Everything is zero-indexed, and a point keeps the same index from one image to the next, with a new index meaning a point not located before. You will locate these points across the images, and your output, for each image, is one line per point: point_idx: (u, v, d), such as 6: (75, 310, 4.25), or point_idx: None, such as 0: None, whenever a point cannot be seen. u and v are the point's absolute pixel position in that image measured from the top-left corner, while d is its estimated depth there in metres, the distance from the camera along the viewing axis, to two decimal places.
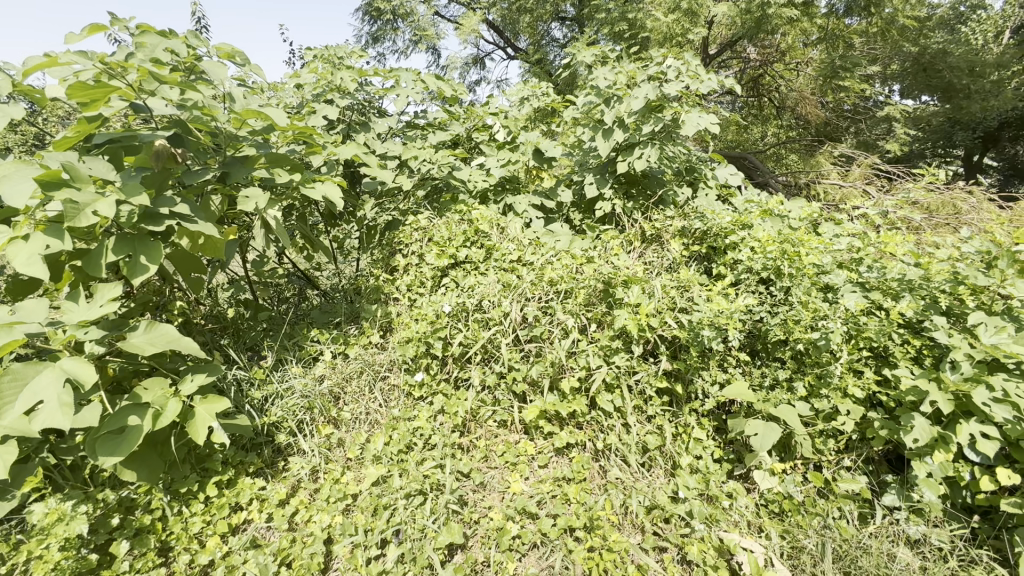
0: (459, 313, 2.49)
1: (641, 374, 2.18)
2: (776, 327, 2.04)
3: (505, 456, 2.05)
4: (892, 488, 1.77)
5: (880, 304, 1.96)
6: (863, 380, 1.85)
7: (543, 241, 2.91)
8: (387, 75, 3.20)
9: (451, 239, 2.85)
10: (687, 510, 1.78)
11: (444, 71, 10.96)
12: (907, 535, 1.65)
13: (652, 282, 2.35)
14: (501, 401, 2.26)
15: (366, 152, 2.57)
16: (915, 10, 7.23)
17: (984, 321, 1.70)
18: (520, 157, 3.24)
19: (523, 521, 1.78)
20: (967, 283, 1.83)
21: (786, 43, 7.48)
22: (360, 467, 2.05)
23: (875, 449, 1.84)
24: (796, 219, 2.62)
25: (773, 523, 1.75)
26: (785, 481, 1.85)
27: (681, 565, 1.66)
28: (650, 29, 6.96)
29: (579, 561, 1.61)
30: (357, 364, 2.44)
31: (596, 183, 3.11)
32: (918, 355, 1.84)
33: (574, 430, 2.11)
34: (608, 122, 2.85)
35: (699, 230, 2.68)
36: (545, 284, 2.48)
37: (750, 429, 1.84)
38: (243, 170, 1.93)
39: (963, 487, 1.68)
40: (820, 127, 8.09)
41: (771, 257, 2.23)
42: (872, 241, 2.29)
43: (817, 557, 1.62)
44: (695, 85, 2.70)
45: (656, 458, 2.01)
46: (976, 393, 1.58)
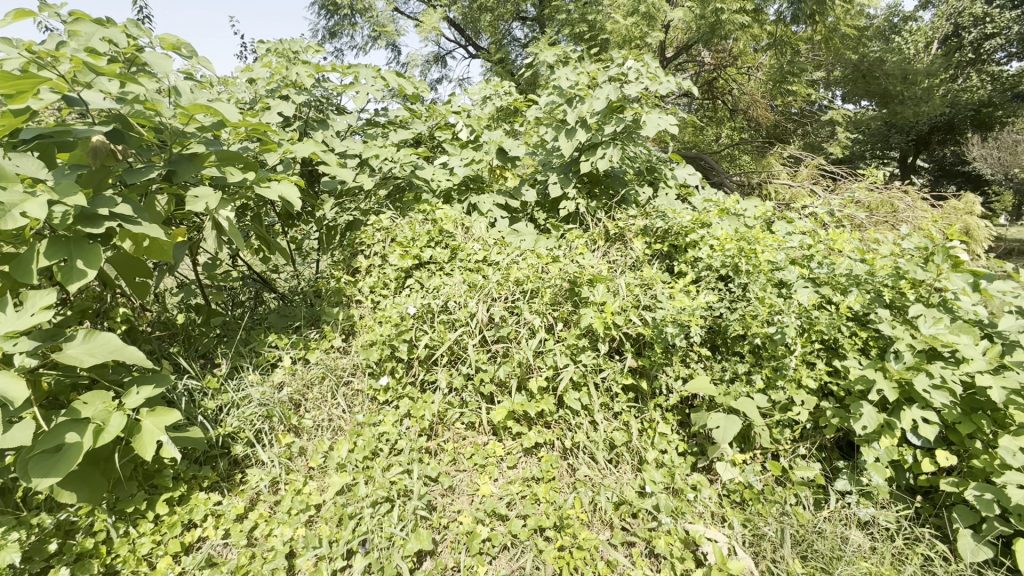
0: (424, 315, 2.45)
1: (607, 372, 2.20)
2: (735, 323, 2.11)
3: (473, 458, 2.03)
4: (844, 474, 1.86)
5: (830, 299, 2.07)
6: (816, 372, 1.94)
7: (508, 241, 2.90)
8: (346, 71, 3.11)
9: (415, 240, 2.80)
10: (654, 504, 1.81)
11: (404, 69, 10.80)
12: (858, 518, 1.74)
13: (616, 280, 2.38)
14: (468, 403, 2.24)
15: (324, 150, 2.49)
16: (854, 20, 7.65)
17: (923, 312, 1.81)
18: (484, 156, 3.22)
19: (493, 524, 1.77)
20: (908, 278, 1.95)
21: (737, 48, 7.77)
22: (323, 477, 1.98)
23: (827, 437, 1.94)
24: (751, 217, 2.72)
25: (735, 513, 1.81)
26: (745, 471, 1.92)
27: (649, 558, 1.69)
28: (610, 31, 7.07)
29: (550, 561, 1.61)
30: (318, 369, 2.36)
31: (560, 182, 3.13)
32: (865, 346, 1.94)
33: (542, 430, 2.11)
34: (570, 123, 2.87)
35: (661, 229, 2.73)
36: (511, 284, 2.47)
37: (712, 422, 1.90)
38: (191, 168, 1.81)
39: (906, 469, 1.79)
40: (771, 129, 8.43)
41: (729, 254, 2.30)
42: (821, 238, 2.40)
43: (777, 544, 1.68)
44: (654, 86, 2.77)
45: (623, 454, 2.04)
46: (917, 379, 1.69)
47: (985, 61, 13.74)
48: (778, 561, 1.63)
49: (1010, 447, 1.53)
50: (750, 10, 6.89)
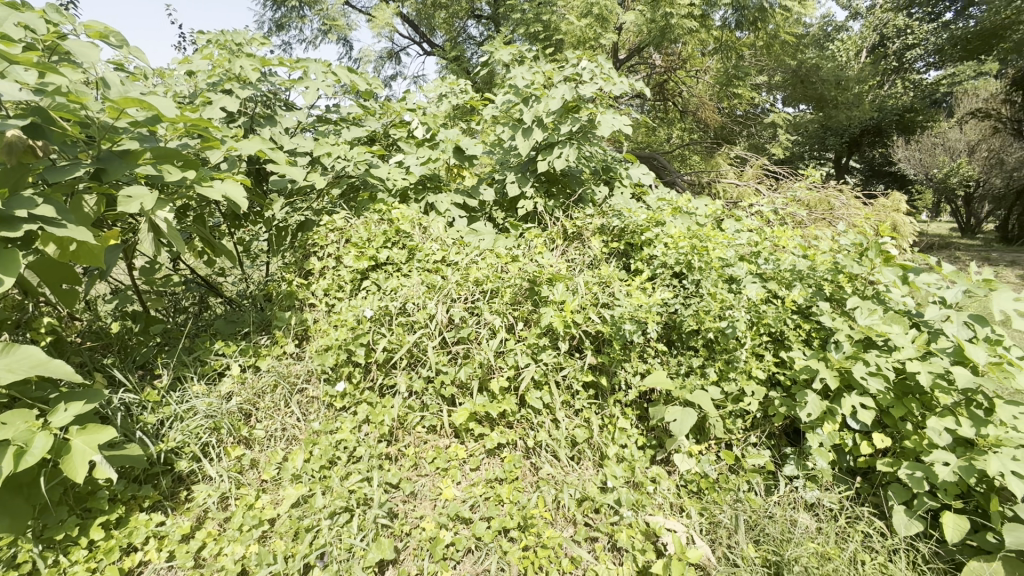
0: (382, 318, 2.39)
1: (568, 369, 2.22)
2: (689, 318, 2.17)
3: (435, 462, 1.99)
4: (792, 459, 1.96)
5: (776, 293, 2.17)
6: (764, 363, 2.04)
7: (466, 241, 2.86)
8: (295, 65, 2.99)
9: (371, 240, 2.73)
10: (616, 498, 1.84)
11: (357, 64, 10.54)
12: (805, 500, 1.83)
13: (575, 279, 2.39)
14: (429, 406, 2.19)
15: (272, 147, 2.39)
16: (792, 28, 8.08)
17: (859, 304, 1.93)
18: (440, 155, 3.18)
19: (457, 528, 1.74)
20: (845, 272, 2.08)
21: (686, 52, 8.05)
22: (277, 489, 1.89)
23: (776, 425, 2.03)
24: (702, 216, 2.82)
25: (692, 503, 1.86)
26: (701, 461, 1.99)
27: (612, 552, 1.71)
28: (564, 32, 7.14)
29: (515, 561, 1.61)
30: (270, 377, 2.26)
31: (517, 181, 3.14)
32: (808, 338, 2.05)
33: (505, 431, 2.11)
34: (527, 122, 2.88)
35: (617, 228, 2.78)
36: (470, 284, 2.45)
37: (669, 416, 1.95)
38: (122, 166, 1.68)
39: (847, 453, 1.91)
40: (718, 130, 8.75)
41: (682, 252, 2.37)
42: (767, 235, 2.52)
43: (731, 530, 1.74)
44: (608, 87, 2.82)
45: (584, 451, 2.06)
46: (856, 368, 1.80)
47: (907, 70, 14.87)
48: (733, 547, 1.70)
49: (937, 427, 1.65)
50: (697, 16, 7.15)
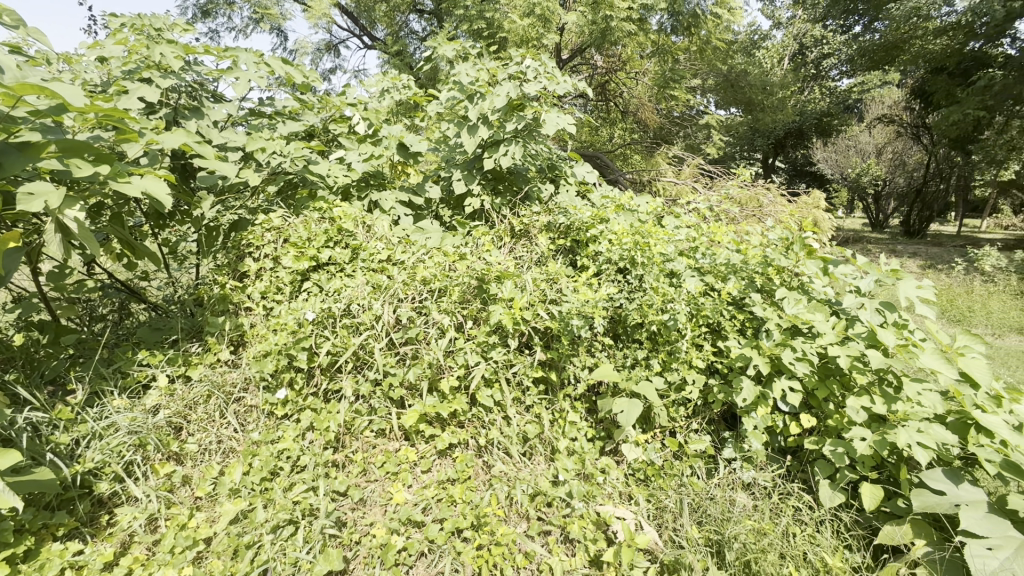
0: (325, 320, 2.29)
1: (518, 366, 2.23)
2: (634, 312, 2.24)
3: (385, 466, 1.93)
4: (730, 443, 2.07)
5: (713, 286, 2.28)
6: (703, 353, 2.14)
7: (413, 239, 2.80)
8: (223, 54, 2.80)
9: (311, 240, 2.61)
10: (567, 491, 1.87)
11: (293, 56, 10.06)
12: (742, 481, 1.94)
13: (523, 276, 2.40)
14: (377, 410, 2.13)
15: (199, 141, 2.23)
16: (722, 34, 8.53)
17: (787, 294, 2.06)
18: (384, 152, 3.12)
19: (409, 532, 1.70)
20: (773, 265, 2.22)
21: (625, 54, 8.32)
22: (213, 506, 1.78)
23: (715, 412, 2.14)
24: (644, 213, 2.92)
25: (640, 490, 1.93)
26: (647, 449, 2.07)
27: (564, 544, 1.75)
28: (507, 30, 7.14)
29: (468, 561, 1.60)
30: (203, 387, 2.12)
31: (464, 179, 3.11)
32: (742, 327, 2.17)
33: (456, 430, 2.09)
34: (472, 119, 2.88)
35: (564, 225, 2.81)
36: (418, 283, 2.39)
37: (616, 408, 2.00)
38: (21, 160, 1.50)
39: (778, 434, 2.04)
40: (657, 131, 9.05)
41: (626, 248, 2.44)
42: (704, 232, 2.64)
43: (676, 514, 1.82)
44: (552, 86, 2.86)
45: (536, 446, 2.08)
46: (785, 354, 1.93)
47: (823, 77, 16.08)
48: (679, 529, 1.77)
49: (854, 405, 1.80)
50: (635, 19, 7.39)
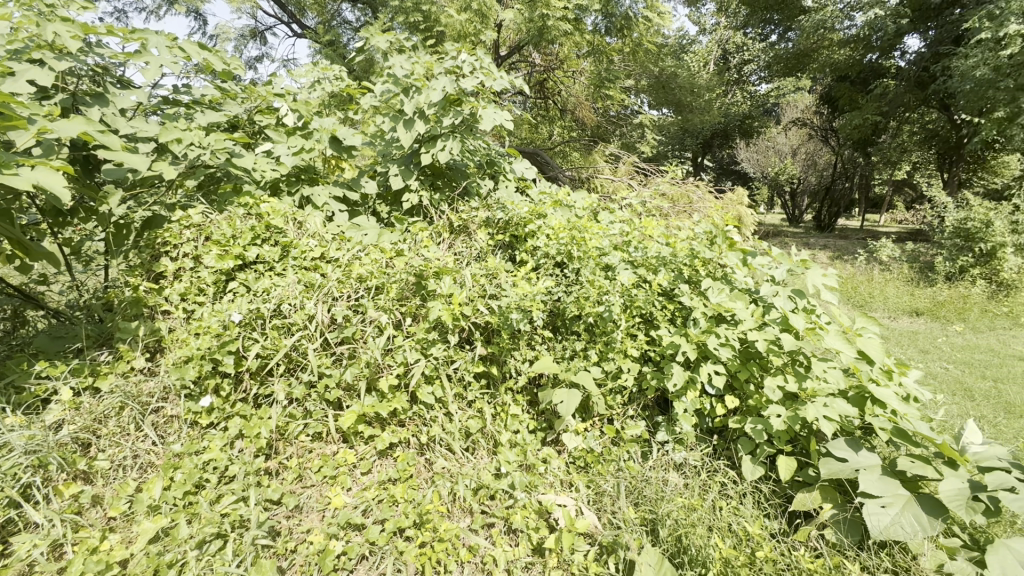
0: (253, 321, 2.12)
1: (458, 362, 2.22)
2: (571, 305, 2.30)
3: (322, 471, 1.86)
4: (663, 427, 2.18)
5: (645, 278, 2.38)
6: (637, 342, 2.25)
7: (348, 235, 2.70)
8: (130, 36, 2.55)
9: (236, 237, 2.42)
10: (510, 483, 1.90)
11: (213, 42, 9.39)
12: (674, 461, 2.06)
13: (462, 272, 2.37)
14: (312, 413, 2.03)
15: (102, 129, 2.02)
16: (653, 37, 8.89)
17: (712, 284, 2.20)
18: (316, 145, 3.00)
19: (349, 536, 1.65)
20: (699, 257, 2.36)
21: (563, 53, 8.48)
22: (128, 526, 1.63)
23: (648, 398, 2.25)
24: (581, 208, 2.99)
25: (580, 477, 2.00)
26: (586, 438, 2.15)
27: (507, 535, 1.78)
28: (444, 24, 7.04)
29: (411, 560, 1.58)
30: (115, 398, 1.94)
31: (401, 174, 3.04)
32: (672, 316, 2.29)
33: (396, 429, 2.05)
34: (408, 113, 2.84)
35: (502, 220, 2.80)
36: (353, 280, 2.30)
37: (557, 398, 2.06)
38: None
39: (707, 416, 2.17)
40: (595, 129, 9.31)
41: (563, 243, 2.50)
42: (637, 225, 2.72)
43: (614, 497, 1.90)
44: (488, 82, 2.90)
45: (478, 440, 2.10)
46: (709, 340, 2.06)
47: (744, 81, 17.17)
48: (617, 512, 1.85)
49: (771, 385, 1.95)
50: (571, 19, 7.54)
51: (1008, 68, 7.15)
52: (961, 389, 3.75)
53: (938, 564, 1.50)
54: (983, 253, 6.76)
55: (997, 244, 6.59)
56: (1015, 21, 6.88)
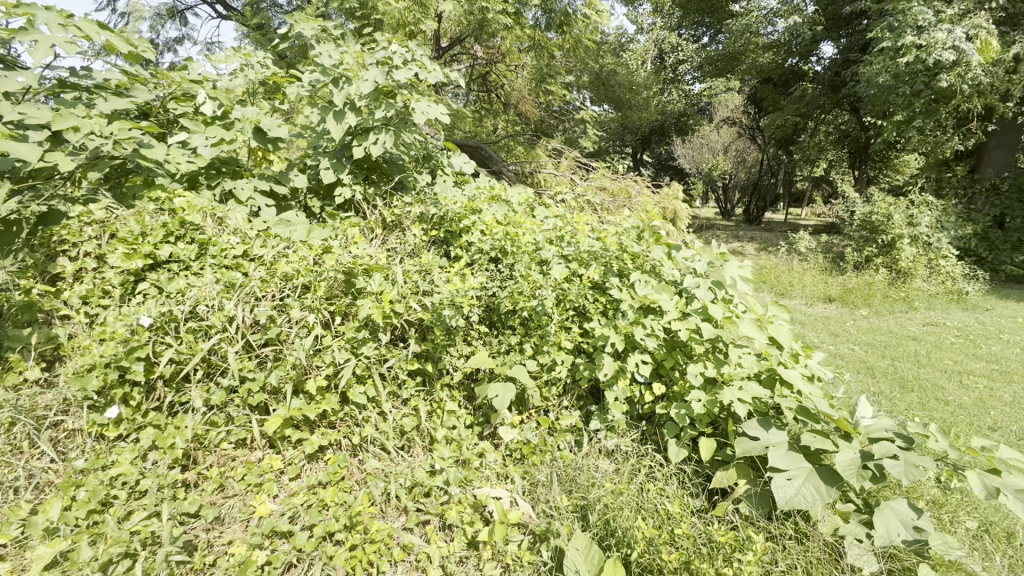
0: (165, 325, 1.95)
1: (392, 361, 2.17)
2: (506, 300, 2.31)
3: (245, 479, 1.78)
4: (596, 416, 2.26)
5: (577, 272, 2.45)
6: (571, 334, 2.31)
7: (274, 231, 2.56)
8: (16, 11, 2.28)
9: (146, 234, 2.22)
10: (444, 479, 1.91)
11: (124, 19, 8.57)
12: (606, 448, 2.14)
13: (394, 268, 2.32)
14: (235, 419, 1.91)
15: None
16: (593, 35, 9.04)
17: (640, 277, 2.30)
18: (237, 136, 2.81)
19: (275, 544, 1.59)
20: (629, 252, 2.46)
21: (504, 47, 8.41)
22: (21, 553, 1.48)
23: (581, 388, 2.33)
24: (517, 204, 3.02)
25: (515, 469, 2.04)
26: (523, 430, 2.19)
27: (442, 531, 1.79)
28: (381, 12, 6.79)
29: (341, 563, 1.54)
30: (3, 414, 1.77)
31: (332, 168, 2.95)
32: (603, 309, 2.36)
33: (326, 432, 1.99)
34: (338, 104, 2.76)
35: (436, 216, 2.74)
36: (278, 279, 2.15)
37: (491, 393, 2.07)
38: None
39: (636, 403, 2.27)
40: (537, 124, 9.37)
41: (497, 238, 2.52)
42: (570, 221, 2.80)
43: (548, 486, 1.95)
44: (422, 75, 2.87)
45: (413, 438, 2.10)
46: (637, 331, 2.15)
47: (680, 80, 17.86)
48: (551, 501, 1.90)
49: (693, 371, 2.06)
50: (511, 13, 7.51)
51: (905, 75, 7.87)
52: (864, 368, 4.14)
53: (833, 528, 1.63)
54: (884, 244, 7.45)
55: (896, 236, 7.28)
56: (911, 33, 7.54)
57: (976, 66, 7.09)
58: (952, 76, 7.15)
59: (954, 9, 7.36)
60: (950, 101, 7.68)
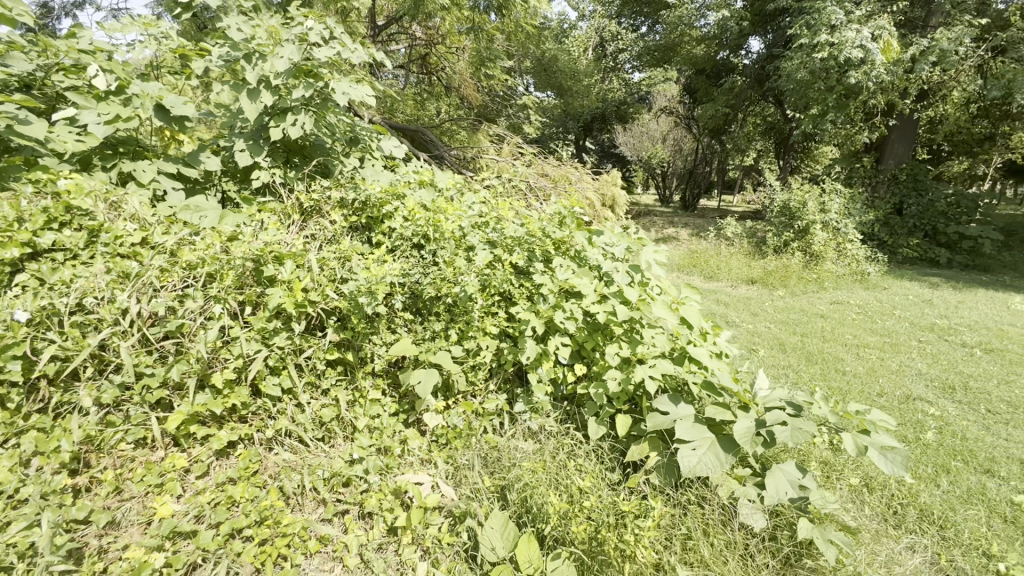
0: (46, 319, 1.77)
1: (309, 351, 2.12)
2: (429, 286, 2.31)
3: (144, 480, 1.67)
4: (521, 398, 2.32)
5: (501, 257, 2.47)
6: (497, 320, 2.34)
7: (179, 218, 2.38)
8: None
9: (22, 219, 2.00)
10: (364, 468, 1.90)
11: None
12: (529, 429, 2.20)
13: (309, 256, 2.25)
14: (133, 418, 1.79)
15: None
16: (533, 19, 8.96)
17: (561, 262, 2.35)
18: (136, 113, 2.54)
19: (177, 545, 1.52)
20: (551, 238, 2.51)
21: (445, 28, 7.88)
22: None
23: (506, 371, 2.37)
24: (445, 190, 3.00)
25: (439, 454, 2.07)
26: (448, 416, 2.21)
27: (361, 520, 1.79)
28: None
29: (250, 560, 1.50)
30: None
31: (249, 150, 2.77)
32: (527, 294, 2.40)
33: (237, 426, 1.92)
34: (252, 82, 2.59)
35: (357, 201, 2.67)
36: (180, 268, 2.02)
37: (414, 379, 2.06)
38: None
39: (559, 384, 2.34)
40: (479, 109, 9.25)
41: (419, 224, 2.49)
42: (496, 207, 2.82)
43: (471, 469, 1.99)
44: (345, 54, 2.75)
45: (333, 429, 2.07)
46: (557, 314, 2.21)
47: (620, 69, 18.17)
48: (473, 483, 1.94)
49: (611, 352, 2.14)
50: None
51: (820, 71, 8.40)
52: (777, 344, 4.48)
53: (729, 491, 1.77)
54: (800, 229, 8.04)
55: (810, 222, 7.87)
56: (825, 31, 8.02)
57: (880, 65, 7.68)
58: (859, 74, 7.71)
59: (862, 11, 7.89)
60: (858, 95, 8.41)
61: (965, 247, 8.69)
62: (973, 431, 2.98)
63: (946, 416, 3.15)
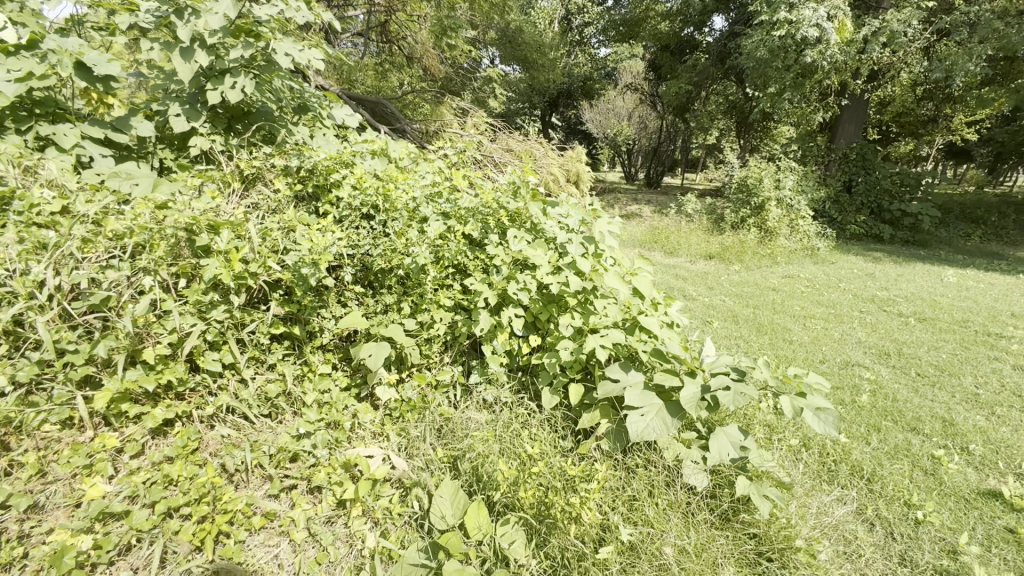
0: None
1: (252, 325, 2.05)
2: (379, 258, 2.25)
3: (70, 462, 1.58)
4: (475, 370, 2.32)
5: (453, 229, 2.43)
6: (451, 292, 2.30)
7: (106, 186, 2.21)
8: None
9: None
10: (311, 442, 1.87)
11: None
12: (483, 400, 2.21)
13: (249, 226, 2.14)
14: (56, 398, 1.67)
15: None
16: None
17: (514, 233, 2.32)
18: (52, 71, 2.29)
19: (108, 526, 1.46)
20: (504, 209, 2.47)
21: None
22: None
23: (460, 344, 2.36)
24: (397, 159, 2.90)
25: (391, 427, 2.06)
26: (401, 389, 2.19)
27: (308, 494, 1.77)
28: None
29: (187, 538, 1.46)
30: None
31: (185, 114, 2.59)
32: (481, 266, 2.37)
33: (174, 404, 1.83)
34: (184, 40, 2.39)
35: (301, 169, 2.55)
36: (105, 239, 1.87)
37: (364, 353, 2.01)
38: None
39: (515, 355, 2.34)
40: (443, 80, 8.97)
41: (368, 194, 2.41)
42: (449, 178, 2.75)
43: (423, 441, 1.99)
44: (288, 12, 2.57)
45: (280, 404, 2.02)
46: (510, 286, 2.19)
47: (586, 43, 17.97)
48: (425, 454, 1.94)
49: (564, 323, 2.15)
50: None
51: (778, 50, 8.53)
52: (731, 316, 4.63)
53: (674, 454, 1.82)
54: (756, 206, 8.28)
55: (766, 198, 8.11)
56: (784, 9, 8.11)
57: (834, 44, 7.85)
58: (814, 53, 7.87)
59: None
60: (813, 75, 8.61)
61: (906, 224, 9.17)
62: (903, 392, 3.19)
63: (880, 380, 3.36)
